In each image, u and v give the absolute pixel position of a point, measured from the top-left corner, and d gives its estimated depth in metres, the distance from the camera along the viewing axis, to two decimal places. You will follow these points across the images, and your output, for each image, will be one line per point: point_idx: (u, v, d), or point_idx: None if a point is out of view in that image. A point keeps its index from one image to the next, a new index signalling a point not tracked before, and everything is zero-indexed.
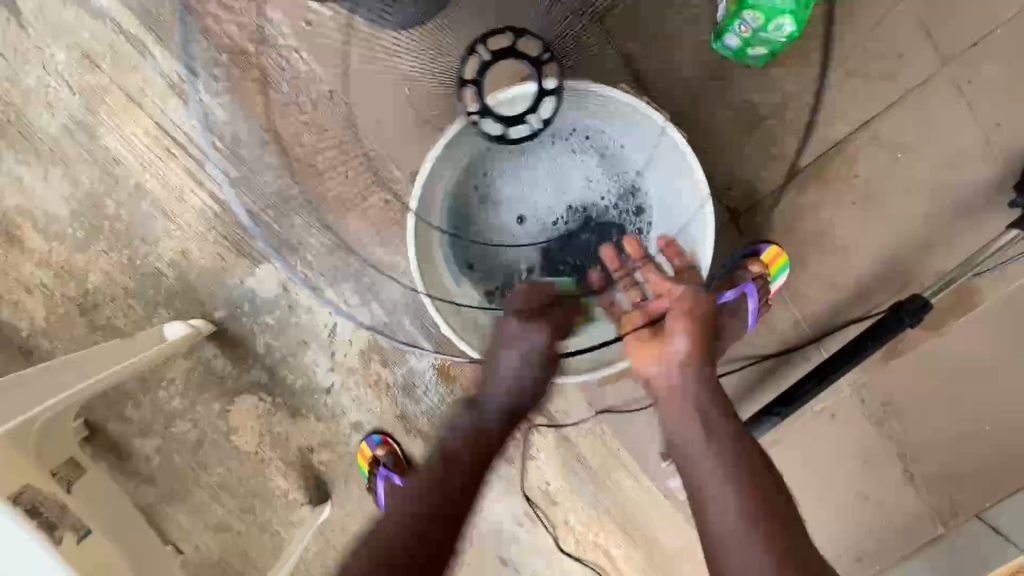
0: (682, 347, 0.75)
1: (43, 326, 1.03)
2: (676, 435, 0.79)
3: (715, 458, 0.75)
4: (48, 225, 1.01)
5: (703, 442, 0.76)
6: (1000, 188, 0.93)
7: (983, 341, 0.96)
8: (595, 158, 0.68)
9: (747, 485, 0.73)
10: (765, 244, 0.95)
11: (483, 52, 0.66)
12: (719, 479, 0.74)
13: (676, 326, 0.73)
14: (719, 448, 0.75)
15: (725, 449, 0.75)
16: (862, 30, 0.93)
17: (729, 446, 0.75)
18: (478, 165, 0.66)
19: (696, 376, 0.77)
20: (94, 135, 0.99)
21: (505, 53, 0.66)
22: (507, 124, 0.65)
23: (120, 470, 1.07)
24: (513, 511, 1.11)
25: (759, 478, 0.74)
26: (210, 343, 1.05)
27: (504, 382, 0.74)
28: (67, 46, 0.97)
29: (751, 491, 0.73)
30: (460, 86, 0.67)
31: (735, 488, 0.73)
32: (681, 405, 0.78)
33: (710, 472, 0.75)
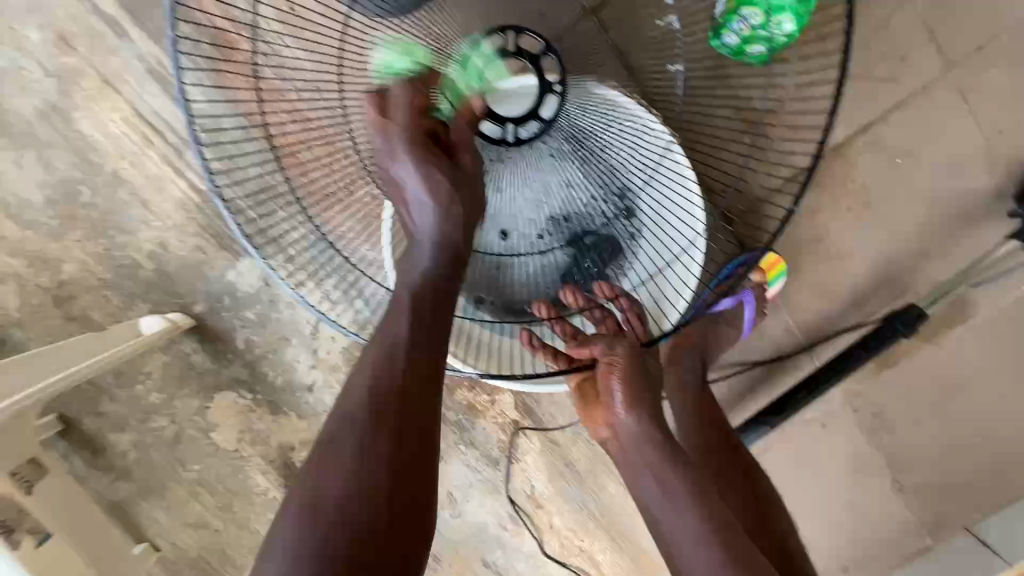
0: (621, 408, 0.70)
1: (15, 316, 1.00)
2: (633, 489, 0.69)
3: (687, 512, 0.62)
4: (21, 212, 0.98)
5: (657, 493, 0.65)
6: (999, 198, 0.91)
7: (977, 352, 0.94)
8: (578, 162, 0.68)
9: (718, 536, 0.60)
10: (764, 251, 0.91)
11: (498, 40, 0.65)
12: (688, 528, 0.62)
13: (607, 382, 0.70)
14: (678, 502, 0.63)
15: (681, 495, 0.64)
16: (865, 32, 0.90)
17: (686, 494, 0.64)
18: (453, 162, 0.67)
19: (643, 429, 0.69)
20: (69, 119, 0.96)
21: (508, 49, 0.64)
22: (485, 113, 0.64)
23: (94, 465, 1.04)
24: (497, 515, 1.09)
25: (727, 522, 0.62)
26: (188, 338, 1.02)
27: (427, 245, 0.60)
28: (42, 26, 0.93)
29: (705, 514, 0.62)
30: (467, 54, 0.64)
31: (703, 536, 0.60)
32: (632, 460, 0.69)
33: (679, 522, 0.62)
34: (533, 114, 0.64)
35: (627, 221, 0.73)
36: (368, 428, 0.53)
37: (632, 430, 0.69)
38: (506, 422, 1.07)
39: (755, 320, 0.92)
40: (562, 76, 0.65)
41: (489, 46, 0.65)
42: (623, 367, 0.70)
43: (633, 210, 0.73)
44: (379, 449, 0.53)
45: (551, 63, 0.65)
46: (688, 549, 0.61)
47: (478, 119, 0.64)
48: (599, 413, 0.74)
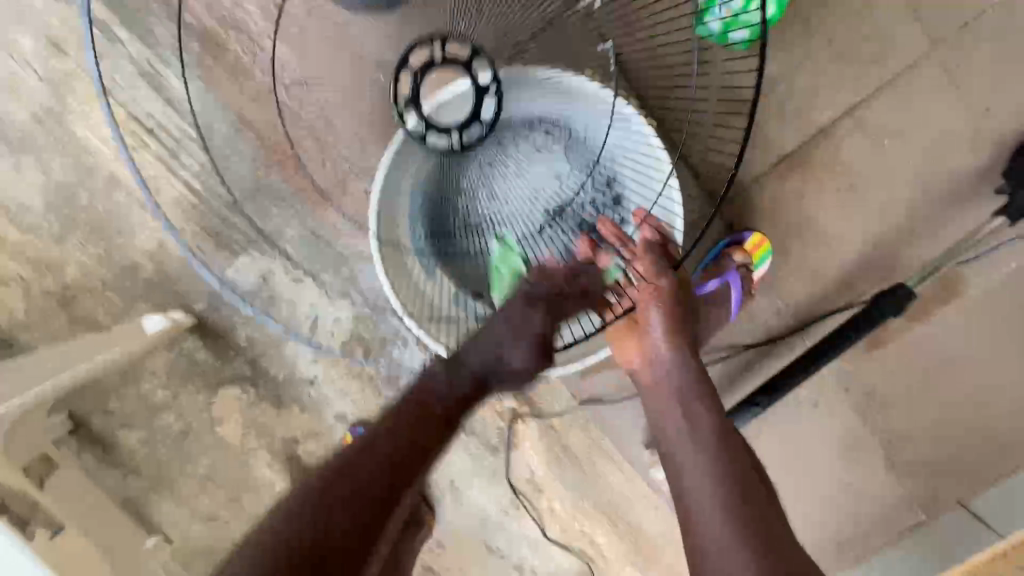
0: (659, 340, 0.81)
1: (22, 319, 1.02)
2: (659, 429, 0.77)
3: (707, 474, 0.66)
4: (22, 217, 1.00)
5: (682, 431, 0.73)
6: (988, 176, 0.92)
7: (967, 330, 0.95)
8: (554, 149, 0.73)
9: (735, 481, 0.66)
10: (748, 232, 0.93)
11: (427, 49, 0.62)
12: (705, 492, 0.65)
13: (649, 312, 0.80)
14: (701, 443, 0.70)
15: (706, 460, 0.68)
16: (849, 12, 0.90)
17: (711, 438, 0.70)
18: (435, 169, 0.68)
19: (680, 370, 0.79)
20: (64, 124, 0.97)
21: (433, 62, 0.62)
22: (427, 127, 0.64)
23: (105, 462, 1.07)
24: (499, 500, 1.11)
25: (745, 484, 0.66)
26: (191, 335, 1.04)
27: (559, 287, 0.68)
28: (33, 32, 0.94)
29: (729, 478, 0.66)
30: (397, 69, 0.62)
31: (721, 498, 0.64)
32: (665, 402, 0.77)
33: (699, 481, 0.66)
34: (477, 117, 0.64)
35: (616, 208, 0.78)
36: (358, 485, 0.65)
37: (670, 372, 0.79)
38: (505, 411, 1.09)
39: (742, 301, 0.93)
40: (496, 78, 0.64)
41: (418, 54, 0.63)
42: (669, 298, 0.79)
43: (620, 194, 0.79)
44: (363, 493, 0.65)
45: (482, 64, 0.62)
46: (710, 513, 0.63)
47: (425, 131, 0.64)
48: (635, 350, 0.83)
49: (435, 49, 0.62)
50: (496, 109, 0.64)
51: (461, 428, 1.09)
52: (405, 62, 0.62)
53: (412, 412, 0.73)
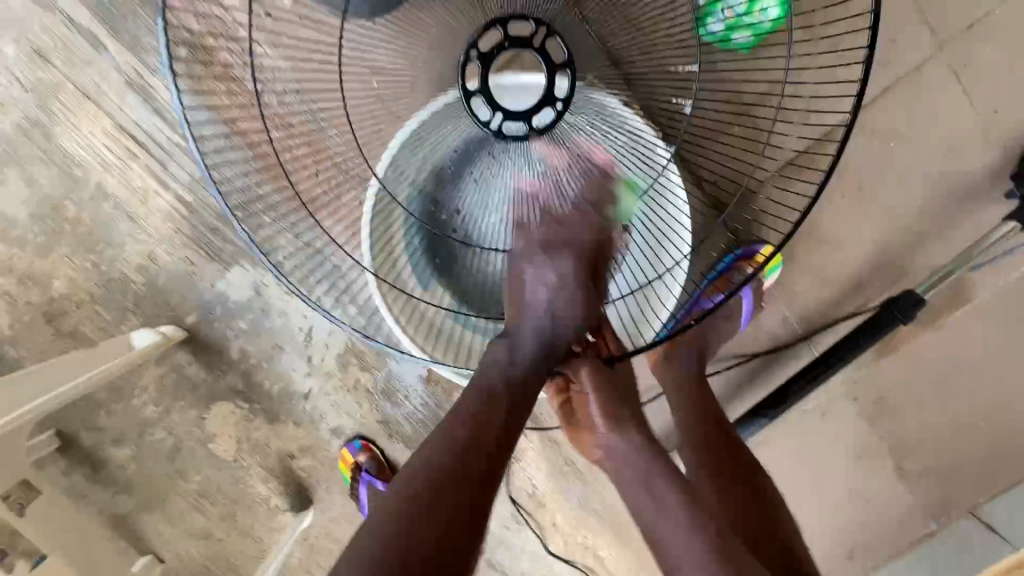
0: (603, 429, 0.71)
1: (8, 334, 0.99)
2: (630, 507, 0.67)
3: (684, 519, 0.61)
4: (8, 229, 0.97)
5: (652, 504, 0.64)
6: (996, 178, 0.90)
7: (977, 336, 0.93)
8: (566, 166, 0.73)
9: (716, 536, 0.59)
10: (761, 242, 0.92)
11: (496, 32, 0.67)
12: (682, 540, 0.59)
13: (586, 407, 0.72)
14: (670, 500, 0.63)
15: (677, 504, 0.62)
16: (854, 14, 0.88)
17: (681, 505, 0.62)
18: (434, 177, 0.72)
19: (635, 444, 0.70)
20: (50, 134, 0.95)
21: (503, 42, 0.67)
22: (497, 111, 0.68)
23: (95, 480, 1.04)
24: (501, 514, 1.09)
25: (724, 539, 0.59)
26: (182, 349, 1.01)
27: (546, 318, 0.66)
28: (18, 41, 0.92)
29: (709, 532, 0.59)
30: (465, 58, 0.67)
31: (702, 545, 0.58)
32: (625, 484, 0.68)
33: (674, 531, 0.60)
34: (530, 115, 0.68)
35: None
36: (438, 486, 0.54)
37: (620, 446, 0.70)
38: None
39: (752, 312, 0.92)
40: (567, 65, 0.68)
41: (487, 38, 0.67)
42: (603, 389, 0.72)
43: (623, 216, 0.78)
44: (444, 496, 0.54)
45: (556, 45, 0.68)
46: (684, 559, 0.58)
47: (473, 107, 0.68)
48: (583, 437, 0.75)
49: (506, 33, 0.67)
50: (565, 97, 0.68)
51: None
52: (473, 46, 0.67)
53: (474, 398, 0.61)
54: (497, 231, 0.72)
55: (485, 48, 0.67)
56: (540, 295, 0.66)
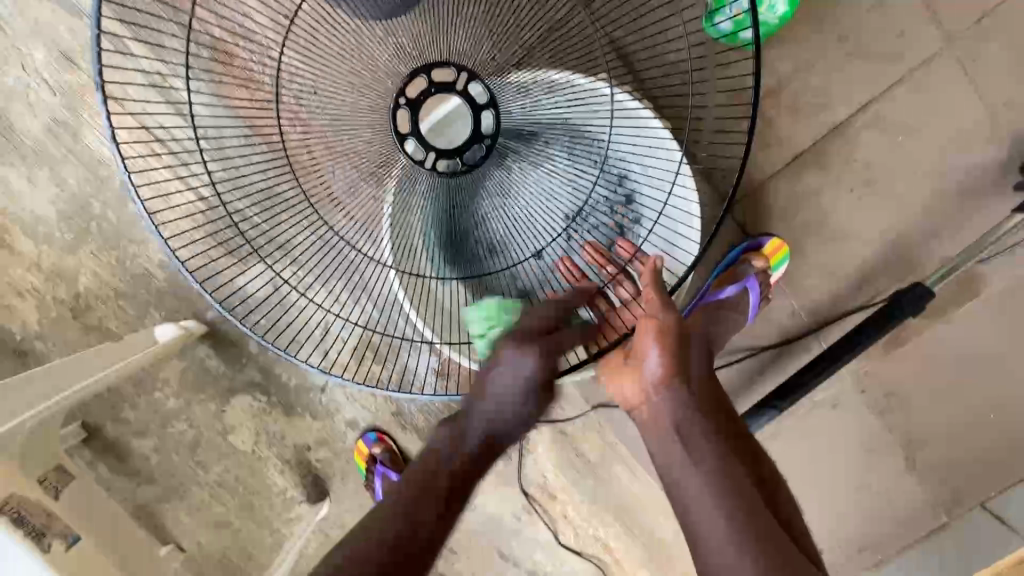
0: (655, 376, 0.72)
1: (37, 329, 1.03)
2: (660, 462, 0.71)
3: (709, 485, 0.65)
4: (36, 227, 1.00)
5: (685, 462, 0.68)
6: (1005, 171, 0.90)
7: (987, 328, 0.93)
8: (566, 156, 0.74)
9: (746, 515, 0.62)
10: (767, 236, 0.92)
11: (422, 79, 0.68)
12: (711, 510, 0.63)
13: (644, 343, 0.73)
14: (701, 461, 0.68)
15: (711, 471, 0.67)
16: (862, 10, 0.89)
17: (713, 464, 0.67)
18: (449, 189, 0.70)
19: (681, 402, 0.72)
20: (77, 135, 0.98)
21: (429, 89, 0.68)
22: (432, 154, 0.69)
23: (119, 471, 1.07)
24: (512, 507, 1.10)
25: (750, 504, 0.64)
26: (202, 343, 1.04)
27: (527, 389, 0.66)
28: (47, 45, 0.95)
29: (736, 505, 0.63)
30: (393, 106, 0.68)
31: (729, 516, 0.62)
32: (661, 434, 0.72)
33: (702, 497, 0.65)
34: (477, 141, 0.70)
35: (627, 207, 0.81)
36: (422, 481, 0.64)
37: (667, 401, 0.72)
38: None
39: (758, 305, 0.92)
40: (489, 94, 0.69)
41: (413, 86, 0.69)
42: (674, 335, 0.72)
43: (632, 193, 0.81)
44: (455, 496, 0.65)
45: (476, 86, 0.69)
46: (712, 520, 0.63)
47: (427, 159, 0.69)
48: (625, 377, 0.75)
49: (430, 81, 0.68)
50: (496, 122, 0.69)
51: None
52: (399, 93, 0.68)
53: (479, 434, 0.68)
54: (519, 233, 0.74)
55: (412, 93, 0.68)
56: (508, 395, 0.66)
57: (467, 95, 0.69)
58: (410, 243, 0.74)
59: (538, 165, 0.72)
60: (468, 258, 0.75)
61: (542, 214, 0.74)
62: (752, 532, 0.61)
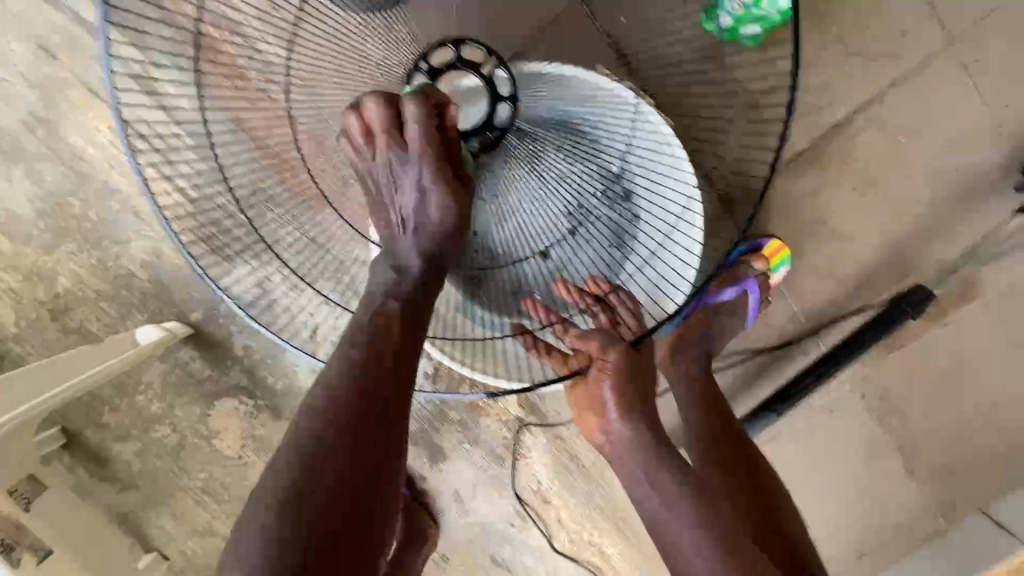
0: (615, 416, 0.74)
1: (13, 330, 0.99)
2: (630, 493, 0.70)
3: (672, 501, 0.65)
4: (13, 225, 0.97)
5: (646, 484, 0.68)
6: (1005, 172, 0.89)
7: (986, 331, 0.92)
8: (562, 152, 0.69)
9: (710, 526, 0.62)
10: (768, 237, 0.91)
11: (449, 50, 0.65)
12: (681, 525, 0.63)
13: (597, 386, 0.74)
14: (661, 479, 0.67)
15: (671, 488, 0.66)
16: (862, 6, 0.88)
17: (673, 481, 0.67)
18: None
19: (641, 436, 0.72)
20: (55, 130, 0.94)
21: (455, 62, 0.64)
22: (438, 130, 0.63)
23: (99, 477, 1.04)
24: (505, 513, 1.08)
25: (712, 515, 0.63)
26: (187, 346, 1.01)
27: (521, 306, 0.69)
28: (24, 36, 0.92)
29: (701, 516, 0.63)
30: (412, 70, 0.65)
31: (694, 530, 0.62)
32: (624, 467, 0.72)
33: (669, 515, 0.64)
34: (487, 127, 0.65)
35: (626, 206, 0.73)
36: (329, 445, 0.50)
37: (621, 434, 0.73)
38: (510, 419, 1.06)
39: (758, 308, 0.90)
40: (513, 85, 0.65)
41: (439, 55, 0.65)
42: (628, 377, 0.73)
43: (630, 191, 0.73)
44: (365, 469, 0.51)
45: (501, 73, 0.65)
46: (679, 539, 0.62)
47: None
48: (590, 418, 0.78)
49: (457, 55, 0.65)
50: (511, 115, 0.65)
51: (467, 438, 1.06)
52: (423, 60, 0.65)
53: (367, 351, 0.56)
54: (513, 234, 0.71)
55: (434, 62, 0.65)
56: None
57: (490, 80, 0.65)
58: None
59: (534, 164, 0.68)
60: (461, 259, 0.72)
61: (541, 214, 0.69)
62: (718, 545, 0.60)
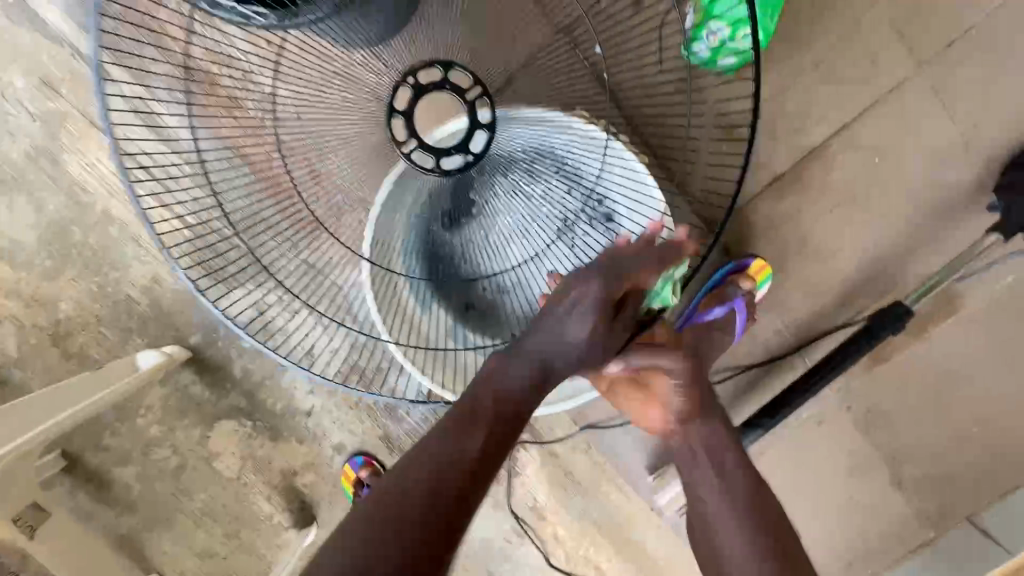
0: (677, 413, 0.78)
1: (15, 357, 1.01)
2: (694, 495, 0.76)
3: (733, 505, 0.71)
4: (15, 254, 0.99)
5: (712, 488, 0.74)
6: (980, 190, 0.92)
7: (966, 343, 0.95)
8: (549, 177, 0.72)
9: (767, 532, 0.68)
10: (752, 257, 0.93)
11: (436, 69, 0.68)
12: (736, 530, 0.69)
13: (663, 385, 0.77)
14: (726, 486, 0.73)
15: (737, 488, 0.73)
16: (836, 34, 0.91)
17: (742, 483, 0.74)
18: (445, 193, 0.70)
19: (706, 441, 0.77)
20: (57, 161, 0.97)
21: (443, 83, 0.67)
22: (435, 156, 0.68)
23: (100, 500, 1.05)
24: (502, 528, 1.09)
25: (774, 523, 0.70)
26: (187, 368, 1.03)
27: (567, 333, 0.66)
28: (28, 72, 0.95)
29: (762, 523, 0.69)
30: (397, 85, 0.67)
31: (751, 533, 0.68)
32: (696, 467, 0.77)
33: (727, 517, 0.71)
34: (460, 151, 0.68)
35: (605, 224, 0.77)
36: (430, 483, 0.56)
37: (693, 433, 0.78)
38: None
39: (745, 325, 0.93)
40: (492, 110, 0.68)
41: (427, 74, 0.68)
42: (698, 372, 0.79)
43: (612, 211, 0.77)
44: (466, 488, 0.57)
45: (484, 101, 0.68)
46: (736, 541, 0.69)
47: (413, 149, 0.68)
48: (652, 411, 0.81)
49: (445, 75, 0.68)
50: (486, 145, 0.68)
51: None
52: (410, 74, 0.67)
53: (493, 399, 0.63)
54: (504, 253, 0.74)
55: (422, 80, 0.67)
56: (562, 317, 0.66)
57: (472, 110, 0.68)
58: (392, 252, 0.76)
59: (515, 193, 0.71)
60: (446, 274, 0.76)
61: (529, 235, 0.73)
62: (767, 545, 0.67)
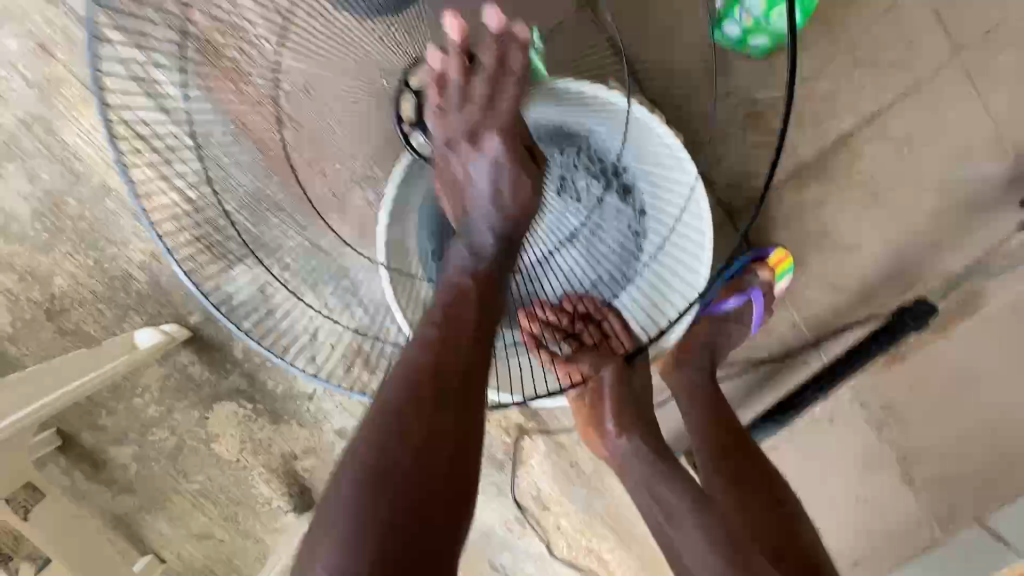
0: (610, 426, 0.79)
1: (8, 332, 0.98)
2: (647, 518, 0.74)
3: (687, 530, 0.67)
4: (8, 225, 0.96)
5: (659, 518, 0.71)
6: (1008, 186, 0.89)
7: (986, 343, 0.93)
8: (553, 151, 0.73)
9: (719, 527, 0.66)
10: (772, 246, 0.90)
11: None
12: (692, 543, 0.66)
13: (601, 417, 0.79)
14: (672, 512, 0.69)
15: (679, 507, 0.69)
16: (870, 17, 0.88)
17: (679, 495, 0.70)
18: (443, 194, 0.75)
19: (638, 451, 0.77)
20: (52, 130, 0.93)
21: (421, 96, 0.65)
22: (434, 154, 0.69)
23: (95, 480, 1.03)
24: (505, 517, 1.08)
25: (726, 526, 0.66)
26: (185, 348, 1.00)
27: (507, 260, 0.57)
28: (21, 34, 0.90)
29: (711, 526, 0.66)
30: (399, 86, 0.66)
31: (698, 532, 0.66)
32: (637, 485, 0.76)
33: (682, 538, 0.67)
34: None
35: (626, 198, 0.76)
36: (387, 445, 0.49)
37: (624, 453, 0.78)
38: (511, 426, 1.06)
39: (763, 317, 0.90)
40: None
41: (405, 104, 0.66)
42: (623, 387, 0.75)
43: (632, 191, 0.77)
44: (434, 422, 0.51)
45: None
46: (685, 545, 0.66)
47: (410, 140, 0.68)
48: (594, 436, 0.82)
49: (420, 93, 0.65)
50: None
51: None
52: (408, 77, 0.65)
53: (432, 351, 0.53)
54: None
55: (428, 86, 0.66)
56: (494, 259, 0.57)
57: None
58: (407, 248, 0.79)
59: None
60: None
61: None
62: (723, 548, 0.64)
